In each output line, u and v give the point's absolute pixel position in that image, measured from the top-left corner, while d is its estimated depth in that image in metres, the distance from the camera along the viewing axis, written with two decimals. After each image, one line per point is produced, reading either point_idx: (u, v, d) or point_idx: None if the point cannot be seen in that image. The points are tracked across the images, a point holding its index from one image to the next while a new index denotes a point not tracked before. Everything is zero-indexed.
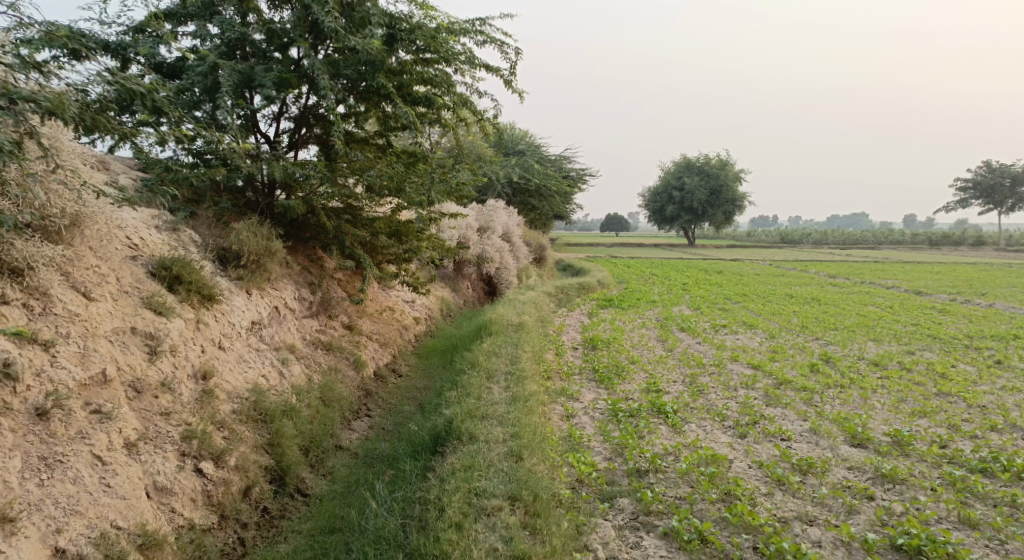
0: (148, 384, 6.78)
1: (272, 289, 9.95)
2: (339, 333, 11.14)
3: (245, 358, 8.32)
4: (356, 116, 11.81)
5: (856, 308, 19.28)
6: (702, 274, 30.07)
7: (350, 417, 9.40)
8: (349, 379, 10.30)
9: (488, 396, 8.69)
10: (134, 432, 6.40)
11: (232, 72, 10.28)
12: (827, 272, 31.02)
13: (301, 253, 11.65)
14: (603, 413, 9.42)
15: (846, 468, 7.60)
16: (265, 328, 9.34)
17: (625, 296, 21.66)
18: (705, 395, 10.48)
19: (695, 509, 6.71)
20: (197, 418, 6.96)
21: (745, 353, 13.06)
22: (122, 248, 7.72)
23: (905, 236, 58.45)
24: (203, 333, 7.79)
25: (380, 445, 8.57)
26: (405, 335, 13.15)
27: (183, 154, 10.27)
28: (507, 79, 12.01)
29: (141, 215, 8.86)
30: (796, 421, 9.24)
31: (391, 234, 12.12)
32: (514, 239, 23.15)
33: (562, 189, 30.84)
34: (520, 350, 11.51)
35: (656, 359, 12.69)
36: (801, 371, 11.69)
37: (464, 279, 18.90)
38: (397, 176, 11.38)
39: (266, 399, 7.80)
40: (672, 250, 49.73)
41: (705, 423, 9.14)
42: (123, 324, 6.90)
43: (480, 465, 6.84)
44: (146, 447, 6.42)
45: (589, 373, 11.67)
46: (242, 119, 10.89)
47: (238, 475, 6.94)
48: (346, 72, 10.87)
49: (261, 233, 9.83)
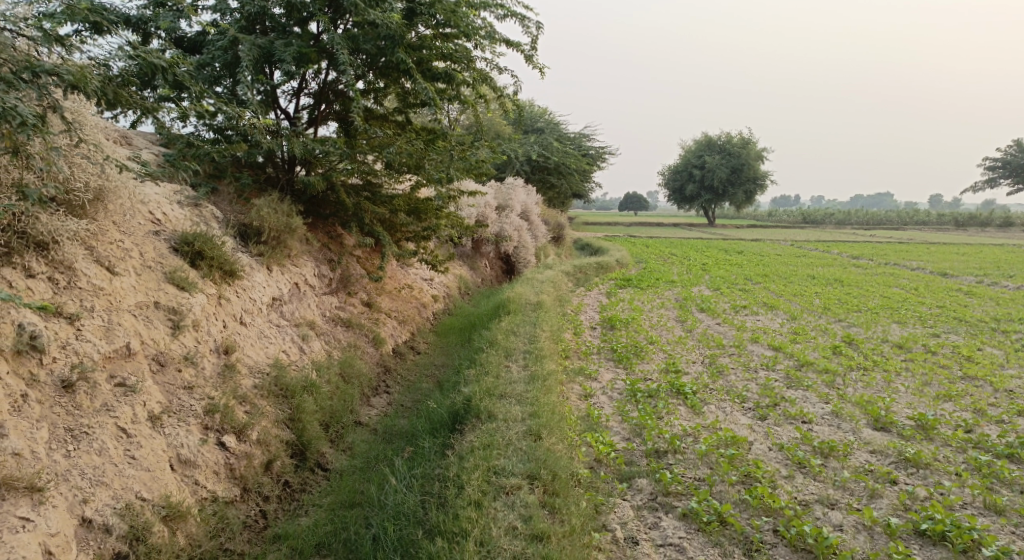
0: (171, 358, 6.84)
1: (292, 266, 10.00)
2: (359, 310, 11.19)
3: (266, 333, 8.38)
4: (375, 92, 11.78)
5: (878, 290, 19.10)
6: (723, 254, 29.88)
7: (369, 393, 9.47)
8: (369, 355, 10.37)
9: (507, 375, 8.70)
10: (157, 405, 6.47)
11: (252, 46, 10.26)
12: (850, 254, 30.70)
13: (321, 230, 11.69)
14: (621, 393, 9.43)
15: (867, 451, 7.55)
16: (286, 304, 9.40)
17: (644, 276, 21.58)
18: (724, 376, 10.46)
19: (714, 490, 6.70)
20: (219, 392, 7.02)
21: (765, 335, 12.99)
22: (145, 222, 7.77)
23: (929, 217, 57.65)
24: (225, 308, 7.85)
25: (399, 422, 8.63)
26: (424, 312, 13.20)
27: (205, 130, 10.30)
28: (528, 54, 11.90)
29: (163, 191, 8.90)
30: (817, 403, 9.19)
31: (411, 212, 12.13)
32: (533, 218, 23.09)
33: (582, 167, 30.68)
34: (539, 329, 11.51)
35: (676, 339, 12.65)
36: (822, 353, 11.62)
37: (482, 257, 18.91)
38: (417, 153, 11.36)
39: (287, 375, 7.86)
40: (691, 230, 49.45)
41: (724, 405, 9.11)
42: (146, 299, 6.96)
43: (500, 443, 6.85)
44: (170, 420, 6.49)
45: (608, 353, 11.68)
46: (263, 95, 10.90)
47: (260, 450, 7.01)
48: (366, 47, 10.82)
49: (282, 209, 9.86)
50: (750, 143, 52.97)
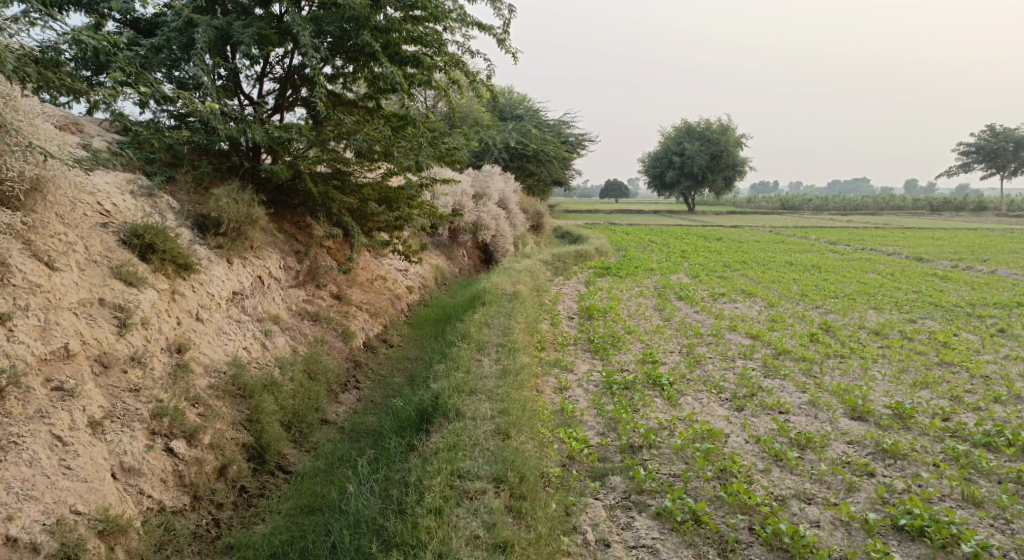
0: (116, 359, 6.47)
1: (254, 258, 9.62)
2: (328, 303, 10.82)
3: (225, 330, 8.03)
4: (343, 77, 11.38)
5: (855, 275, 18.97)
6: (703, 240, 29.73)
7: (337, 390, 9.13)
8: (337, 350, 10.02)
9: (477, 369, 8.40)
10: (99, 410, 6.11)
11: (209, 29, 9.84)
12: (828, 239, 30.64)
13: (288, 221, 11.31)
14: (597, 386, 9.17)
15: (845, 442, 7.33)
16: (247, 298, 9.04)
17: (623, 264, 21.35)
18: (702, 365, 10.26)
19: (689, 487, 6.43)
20: (169, 394, 6.66)
21: (743, 323, 12.79)
22: (92, 215, 7.40)
23: (906, 201, 57.91)
24: (179, 304, 7.50)
25: (367, 419, 8.31)
26: (398, 304, 12.85)
27: (163, 118, 9.90)
28: (500, 37, 11.55)
29: (113, 182, 8.49)
30: (795, 392, 9.00)
31: (381, 201, 11.77)
32: (512, 207, 22.73)
33: (562, 154, 30.36)
34: (513, 320, 11.20)
35: (653, 329, 12.42)
36: (800, 341, 11.45)
37: (459, 247, 18.58)
38: (384, 139, 10.98)
39: (246, 373, 7.51)
40: (672, 217, 49.37)
41: (701, 396, 8.88)
42: (90, 296, 6.60)
43: (466, 443, 6.55)
44: (112, 425, 6.12)
45: (584, 344, 11.42)
46: (224, 81, 10.50)
47: (212, 454, 6.67)
48: (329, 29, 10.49)
49: (242, 199, 9.46)
50: (729, 129, 52.89)
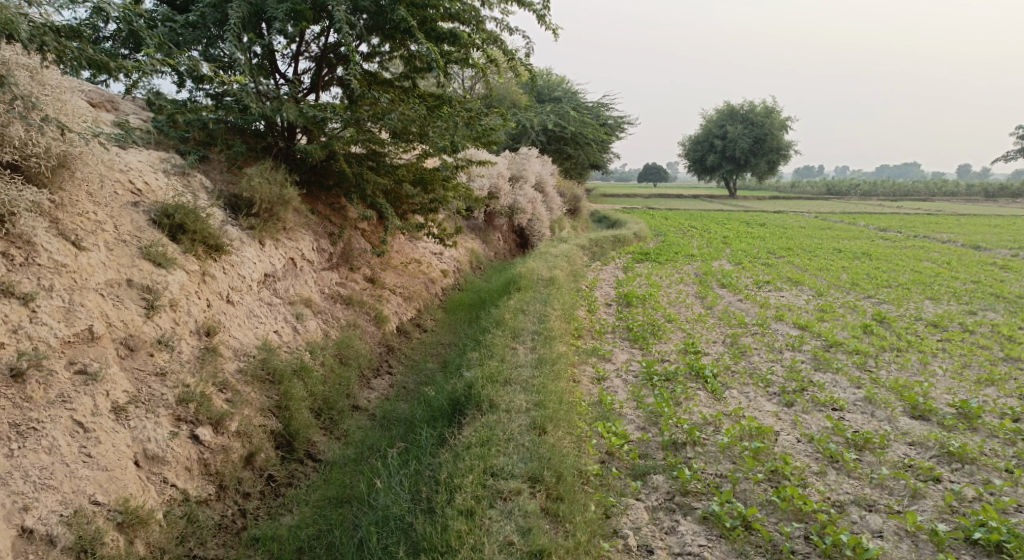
0: (143, 341, 6.31)
1: (287, 239, 9.42)
2: (361, 287, 10.62)
3: (256, 313, 7.85)
4: (380, 56, 11.13)
5: (909, 264, 18.30)
6: (746, 226, 29.06)
7: (369, 375, 8.93)
8: (370, 335, 9.81)
9: (513, 358, 8.10)
10: (123, 394, 5.95)
11: (243, 4, 9.67)
12: (878, 226, 29.72)
13: (323, 202, 11.12)
14: (636, 377, 8.87)
15: (906, 443, 6.93)
16: (279, 281, 8.87)
17: (663, 250, 20.89)
18: (747, 357, 9.87)
19: (738, 489, 6.07)
20: (196, 378, 6.48)
21: (790, 313, 12.35)
22: (121, 195, 7.26)
23: (959, 187, 56.11)
24: (209, 286, 7.33)
25: (399, 406, 8.11)
26: (432, 288, 12.62)
27: (199, 97, 9.76)
28: (541, 13, 11.17)
29: (145, 161, 8.36)
30: (848, 388, 8.58)
31: (416, 182, 11.51)
32: (549, 190, 22.33)
33: (600, 136, 29.83)
34: (550, 307, 10.89)
35: (695, 317, 12.04)
36: (853, 333, 10.97)
37: (495, 231, 18.30)
38: (420, 119, 10.66)
39: (276, 357, 7.33)
40: (712, 202, 48.54)
41: (748, 390, 8.50)
42: (118, 276, 6.44)
43: (500, 438, 6.26)
44: (137, 411, 5.96)
45: (623, 332, 11.09)
46: (260, 59, 10.31)
47: (239, 442, 6.48)
48: (365, 4, 10.21)
49: (275, 178, 9.27)
50: (773, 112, 51.58)
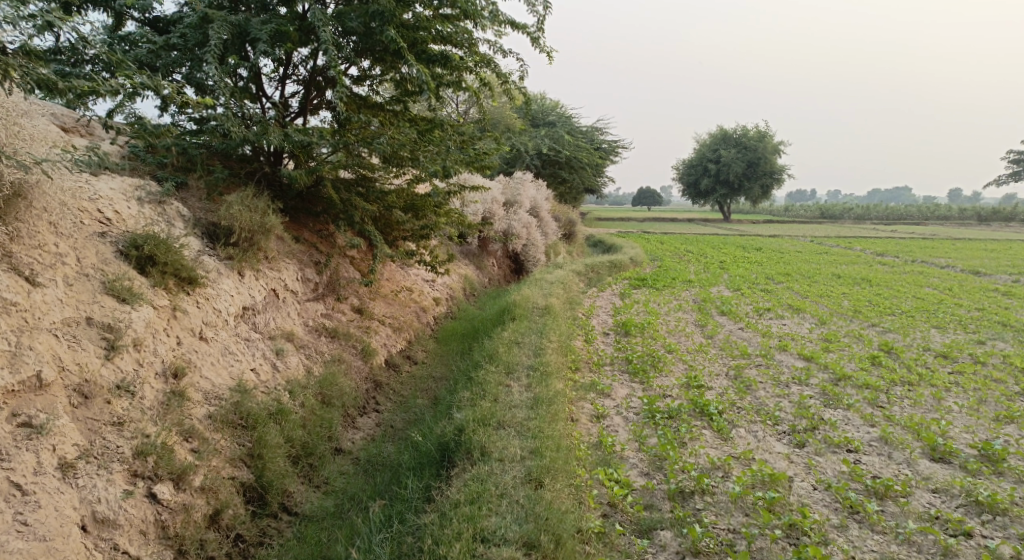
0: (100, 388, 5.83)
1: (268, 270, 8.92)
2: (348, 318, 10.10)
3: (232, 350, 7.34)
4: (370, 79, 10.75)
5: (910, 290, 17.87)
6: (742, 251, 28.66)
7: (354, 414, 8.40)
8: (356, 370, 9.27)
9: (506, 397, 7.58)
10: (73, 449, 5.46)
11: (224, 25, 9.30)
12: (875, 250, 29.35)
13: (310, 229, 10.65)
14: (637, 415, 8.35)
15: (929, 490, 6.44)
16: (259, 315, 8.37)
17: (660, 275, 20.44)
18: (753, 392, 9.35)
19: (754, 548, 5.61)
20: (158, 427, 5.99)
21: (795, 342, 11.86)
22: (87, 225, 6.79)
23: (953, 210, 55.97)
24: (179, 322, 6.86)
25: (385, 449, 7.58)
26: (423, 318, 12.11)
27: (182, 121, 9.36)
28: (534, 36, 10.88)
29: (118, 189, 7.87)
30: (862, 426, 8.08)
31: (407, 208, 11.05)
32: (543, 215, 21.88)
33: (595, 160, 29.51)
34: (545, 339, 10.38)
35: (695, 347, 11.55)
36: (861, 365, 10.48)
37: (489, 256, 17.82)
38: (410, 143, 10.24)
39: (251, 399, 6.79)
40: (707, 226, 48.23)
41: (756, 428, 7.99)
42: (76, 315, 5.98)
43: (491, 494, 5.75)
44: (87, 468, 5.47)
45: (622, 364, 10.58)
46: (244, 82, 9.93)
47: (203, 499, 5.95)
48: (352, 25, 9.81)
49: (256, 206, 8.79)
50: (766, 135, 51.62)
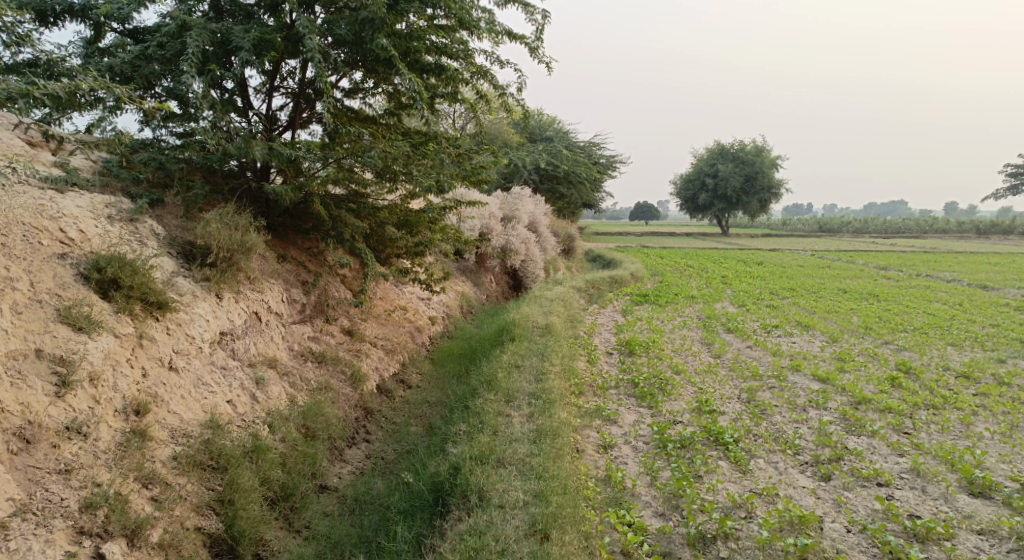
0: (45, 431, 5.36)
1: (250, 290, 8.28)
2: (338, 340, 9.45)
3: (206, 380, 6.73)
4: (363, 92, 10.25)
5: (920, 305, 17.31)
6: (743, 265, 28.08)
7: (342, 446, 7.75)
8: (345, 397, 8.62)
9: (506, 430, 6.95)
10: (6, 505, 4.98)
11: (203, 32, 8.73)
12: (877, 264, 28.78)
13: (298, 246, 10.05)
14: (647, 444, 7.71)
15: (974, 532, 5.91)
16: (239, 340, 7.74)
17: (662, 291, 19.81)
18: (768, 418, 8.71)
19: None
20: (112, 474, 5.51)
21: (808, 362, 11.24)
22: (45, 245, 6.24)
23: (951, 223, 55.55)
24: (146, 351, 6.32)
25: (374, 488, 6.95)
26: (418, 338, 11.48)
27: (166, 136, 8.80)
28: (533, 46, 10.38)
29: (85, 206, 7.26)
30: (890, 456, 7.46)
31: (400, 224, 10.44)
32: (542, 230, 21.25)
33: (593, 175, 29.00)
34: (547, 362, 9.77)
35: (704, 368, 10.93)
36: (881, 387, 9.86)
37: (486, 273, 17.22)
38: (403, 156, 9.66)
39: (225, 436, 6.33)
40: (705, 240, 47.67)
41: (776, 459, 7.35)
42: (24, 347, 5.55)
43: (491, 551, 5.28)
44: (22, 526, 4.98)
45: (627, 387, 9.95)
46: (228, 93, 9.38)
47: (162, 557, 5.46)
48: (341, 31, 9.23)
49: (236, 223, 8.17)
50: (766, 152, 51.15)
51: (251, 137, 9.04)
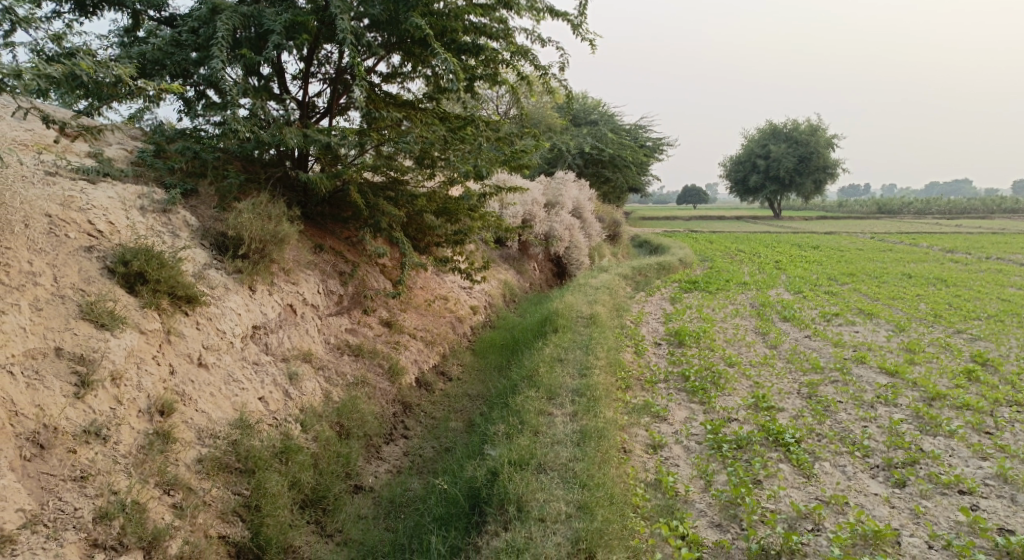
0: (61, 435, 5.16)
1: (284, 282, 8.00)
2: (376, 333, 9.11)
3: (237, 376, 6.50)
4: (401, 76, 9.89)
5: (992, 291, 16.33)
6: (798, 250, 27.11)
7: (379, 443, 7.44)
8: (382, 392, 8.31)
9: (549, 431, 6.57)
10: (15, 516, 4.74)
11: (233, 16, 8.42)
12: (941, 247, 27.49)
13: (336, 236, 9.76)
14: (701, 445, 7.21)
15: None
16: (273, 334, 7.47)
17: (712, 277, 19.13)
18: (832, 416, 8.11)
19: None
20: (131, 480, 5.29)
21: (872, 354, 10.55)
22: (71, 238, 6.02)
23: (1018, 204, 53.16)
24: (174, 348, 6.13)
25: (411, 490, 6.63)
26: (459, 328, 11.13)
27: (202, 125, 8.56)
28: (575, 22, 9.86)
29: (116, 197, 7.03)
30: (969, 459, 6.89)
31: (439, 212, 10.06)
32: (587, 216, 20.70)
33: (639, 158, 28.27)
34: (593, 355, 9.32)
35: (759, 360, 10.34)
36: (955, 381, 9.16)
37: (529, 260, 16.79)
38: (440, 141, 9.32)
39: (254, 436, 6.13)
40: (755, 224, 46.44)
41: (844, 462, 6.80)
42: (43, 345, 5.35)
43: None
44: (32, 537, 4.74)
45: (678, 381, 9.43)
46: (263, 80, 9.08)
47: None
48: (375, 12, 8.82)
49: (270, 212, 7.87)
50: (817, 130, 49.49)
51: (287, 124, 8.74)
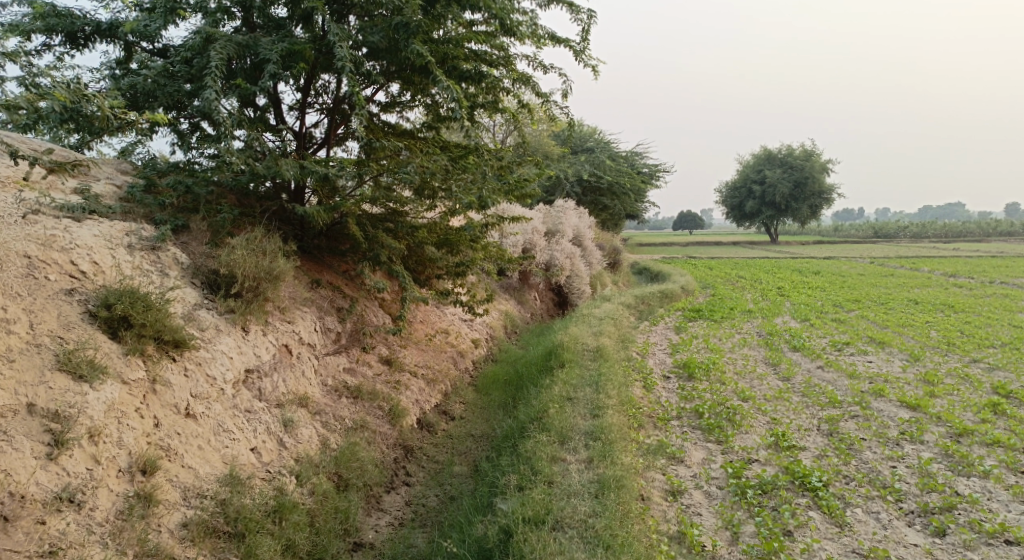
0: (30, 505, 4.75)
1: (280, 322, 7.57)
2: (375, 371, 8.66)
3: (228, 426, 6.07)
4: (400, 106, 9.59)
5: (1002, 317, 15.96)
6: (799, 275, 26.78)
7: (380, 493, 6.98)
8: (383, 435, 7.85)
9: (563, 481, 6.16)
10: None
11: (227, 44, 8.07)
12: (942, 271, 27.18)
13: (334, 270, 9.34)
14: (723, 491, 6.74)
15: None
16: (267, 378, 7.03)
17: (715, 305, 18.73)
18: (858, 455, 7.66)
19: None
20: (107, 552, 4.90)
21: (891, 386, 10.12)
22: (51, 280, 5.62)
23: (1013, 226, 53.10)
24: (159, 398, 5.70)
25: (415, 547, 6.16)
26: (461, 363, 10.69)
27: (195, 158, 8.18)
28: (578, 47, 9.59)
29: (102, 234, 6.63)
30: (1009, 504, 6.48)
31: (440, 244, 9.67)
32: (587, 244, 20.34)
33: (636, 185, 28.01)
34: (603, 393, 8.87)
35: (774, 394, 9.89)
36: (982, 415, 8.73)
37: (530, 290, 16.38)
38: (441, 170, 9.00)
39: (246, 495, 5.72)
40: (753, 249, 46.18)
41: (877, 509, 6.33)
42: (14, 402, 4.96)
43: None
44: None
45: (691, 418, 8.99)
46: (258, 110, 8.72)
47: None
48: (374, 39, 8.47)
49: (264, 249, 7.46)
50: (811, 155, 49.47)
51: (284, 156, 8.37)
